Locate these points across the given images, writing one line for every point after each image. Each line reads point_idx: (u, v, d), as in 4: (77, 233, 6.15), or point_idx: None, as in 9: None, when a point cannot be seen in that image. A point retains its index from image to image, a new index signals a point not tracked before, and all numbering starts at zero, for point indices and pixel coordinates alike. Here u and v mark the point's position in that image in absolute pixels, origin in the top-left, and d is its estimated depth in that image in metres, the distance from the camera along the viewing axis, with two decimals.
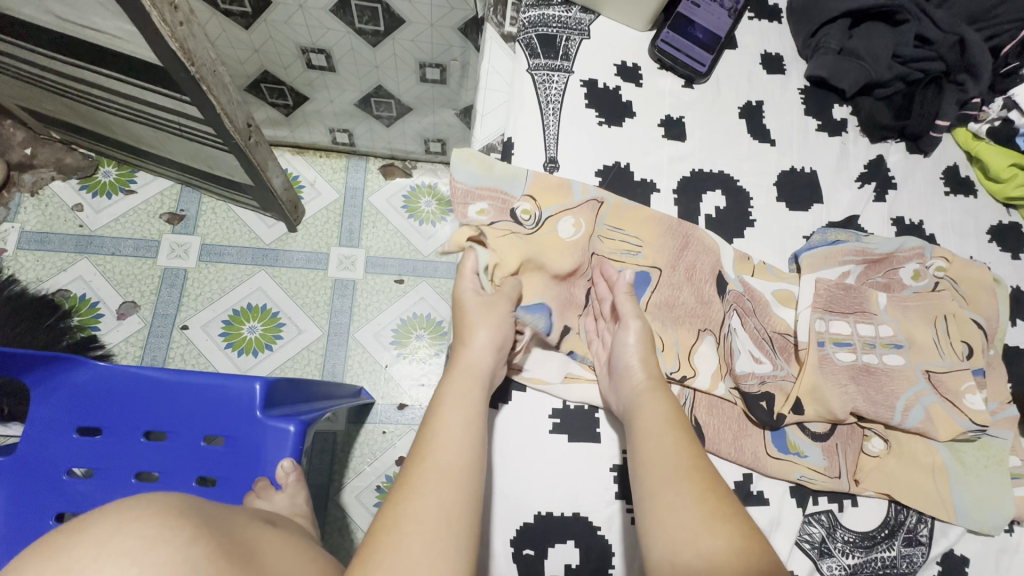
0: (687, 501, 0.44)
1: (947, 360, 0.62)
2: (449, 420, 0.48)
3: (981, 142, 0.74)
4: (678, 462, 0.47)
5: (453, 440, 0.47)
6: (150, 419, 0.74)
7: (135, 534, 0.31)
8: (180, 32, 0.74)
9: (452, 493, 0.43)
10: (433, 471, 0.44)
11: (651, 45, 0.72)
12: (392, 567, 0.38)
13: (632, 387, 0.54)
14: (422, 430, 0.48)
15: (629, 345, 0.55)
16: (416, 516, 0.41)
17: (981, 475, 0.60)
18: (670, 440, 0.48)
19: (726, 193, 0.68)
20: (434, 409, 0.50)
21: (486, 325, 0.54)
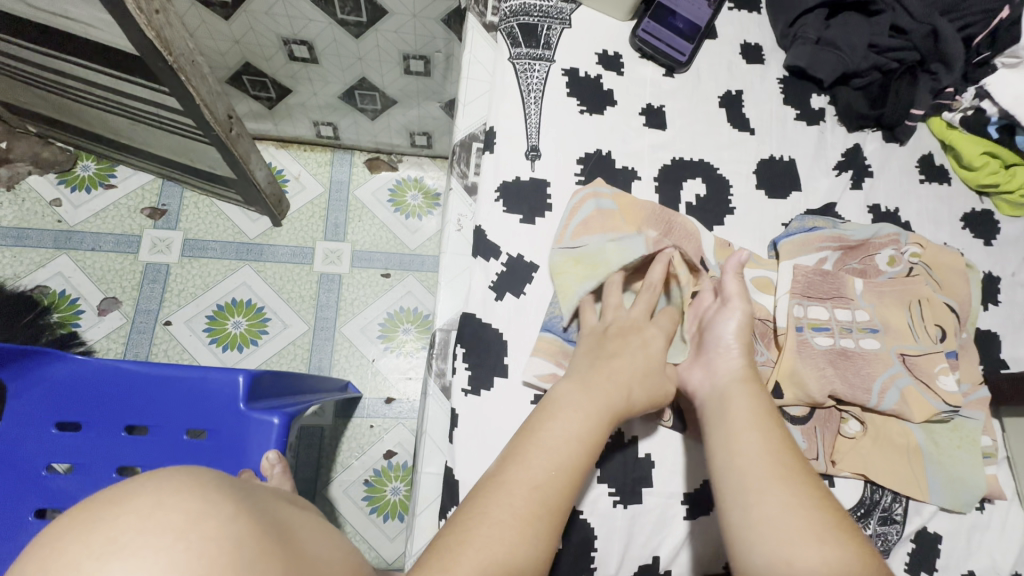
0: (792, 512, 0.42)
1: (921, 344, 0.63)
2: (554, 432, 0.47)
3: (955, 130, 0.75)
4: (779, 468, 0.45)
5: (559, 457, 0.45)
6: (131, 413, 0.73)
7: (178, 508, 0.29)
8: (157, 20, 0.73)
9: (547, 525, 0.42)
10: (537, 498, 0.43)
11: (632, 34, 0.72)
12: None
13: (728, 377, 0.53)
14: (524, 438, 0.46)
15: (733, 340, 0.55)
16: (506, 543, 0.40)
17: (954, 455, 0.61)
18: (768, 441, 0.47)
19: (706, 181, 0.69)
20: (542, 421, 0.48)
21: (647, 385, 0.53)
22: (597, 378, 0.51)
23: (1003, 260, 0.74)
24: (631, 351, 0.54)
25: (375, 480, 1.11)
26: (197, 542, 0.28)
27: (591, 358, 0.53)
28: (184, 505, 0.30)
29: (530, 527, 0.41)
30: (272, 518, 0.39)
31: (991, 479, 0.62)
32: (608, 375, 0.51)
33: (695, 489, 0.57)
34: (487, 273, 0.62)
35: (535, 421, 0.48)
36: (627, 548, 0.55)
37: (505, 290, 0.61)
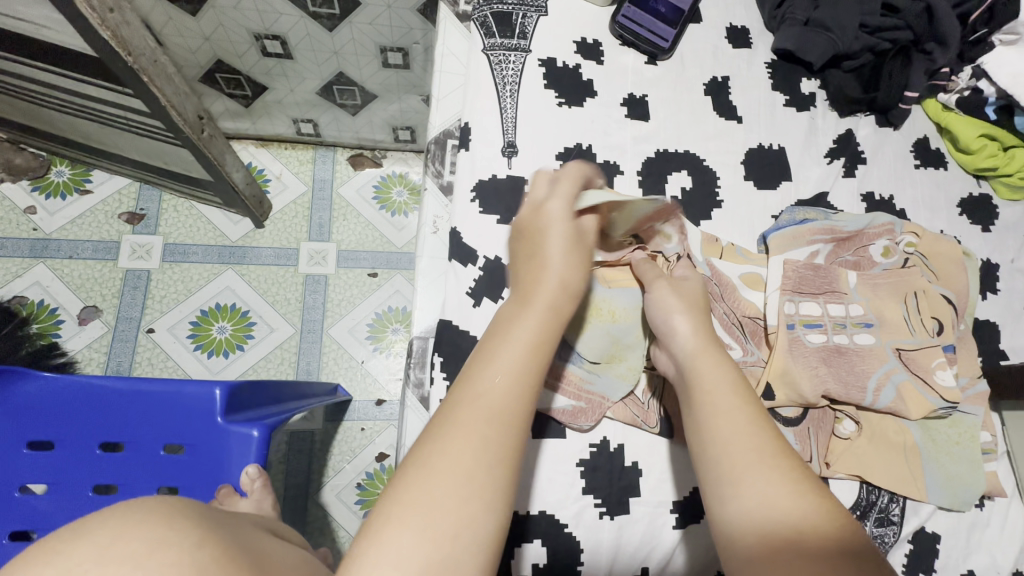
0: (779, 493, 0.38)
1: (917, 338, 0.60)
2: (502, 347, 0.41)
3: (950, 113, 0.72)
4: (765, 448, 0.41)
5: (506, 369, 0.39)
6: (107, 430, 0.71)
7: (139, 536, 0.28)
8: (111, 19, 0.69)
9: (497, 435, 0.37)
10: (483, 407, 0.37)
11: (612, 20, 0.68)
12: (416, 506, 0.34)
13: (695, 337, 0.49)
14: (480, 360, 0.41)
15: (667, 302, 0.52)
16: (452, 457, 0.35)
17: (952, 452, 0.59)
18: (751, 417, 0.43)
19: (692, 173, 0.66)
20: (494, 340, 0.42)
21: (572, 262, 0.46)
22: (529, 281, 0.45)
23: (1002, 246, 0.72)
24: (550, 228, 0.47)
25: (367, 484, 1.09)
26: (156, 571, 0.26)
27: (522, 252, 0.48)
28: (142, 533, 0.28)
29: (477, 437, 0.36)
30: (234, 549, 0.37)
31: (989, 475, 0.60)
32: (544, 266, 0.46)
33: (685, 497, 0.55)
34: (463, 281, 0.59)
35: (485, 341, 0.43)
36: (616, 559, 0.53)
37: (482, 296, 0.59)
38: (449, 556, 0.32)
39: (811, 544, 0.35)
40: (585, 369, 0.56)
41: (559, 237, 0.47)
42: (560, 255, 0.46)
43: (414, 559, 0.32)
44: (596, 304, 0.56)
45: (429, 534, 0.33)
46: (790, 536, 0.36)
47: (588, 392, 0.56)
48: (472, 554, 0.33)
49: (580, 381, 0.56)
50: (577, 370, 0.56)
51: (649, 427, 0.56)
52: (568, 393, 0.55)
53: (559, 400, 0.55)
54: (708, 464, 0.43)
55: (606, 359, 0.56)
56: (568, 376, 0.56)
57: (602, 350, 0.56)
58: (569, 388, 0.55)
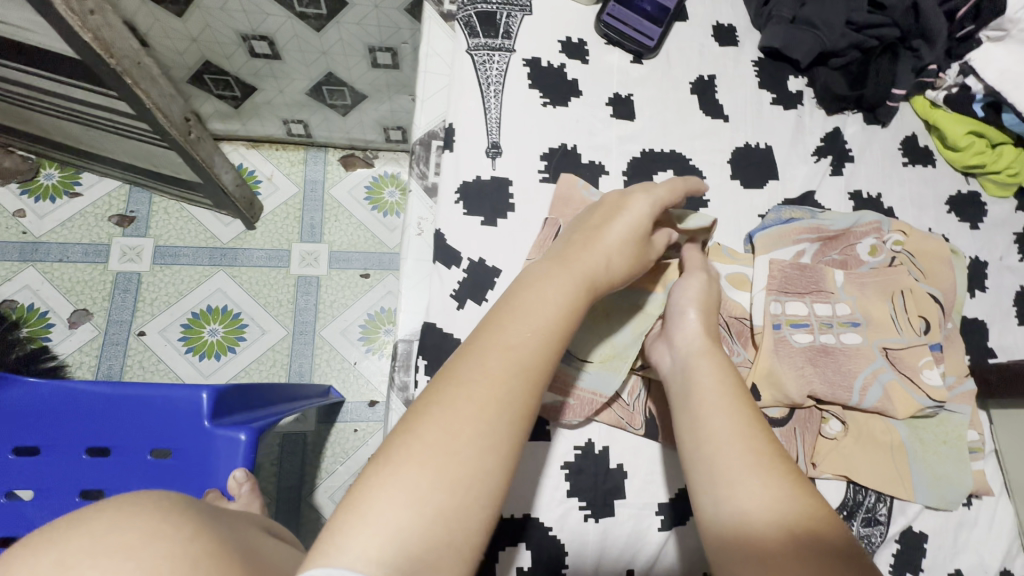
0: (774, 494, 0.38)
1: (904, 336, 0.60)
2: (533, 304, 0.42)
3: (938, 110, 0.72)
4: (763, 451, 0.41)
5: (535, 325, 0.41)
6: (92, 435, 0.71)
7: (132, 529, 0.31)
8: (92, 21, 0.69)
9: (522, 389, 0.38)
10: (512, 359, 0.39)
11: (597, 19, 0.68)
12: (435, 439, 0.35)
13: (699, 334, 0.50)
14: (506, 311, 0.42)
15: (689, 299, 0.52)
16: (478, 400, 0.37)
17: (939, 451, 0.59)
18: (749, 418, 0.43)
19: (678, 173, 0.66)
20: (524, 296, 0.43)
21: (621, 245, 0.48)
22: (574, 250, 0.47)
23: (990, 244, 0.71)
24: (628, 212, 0.50)
25: None
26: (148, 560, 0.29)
27: (583, 226, 0.50)
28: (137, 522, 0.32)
29: (504, 387, 0.38)
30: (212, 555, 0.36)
31: (977, 474, 0.60)
32: (594, 244, 0.47)
33: (670, 498, 0.55)
34: (447, 284, 0.58)
35: (511, 294, 0.44)
36: (601, 561, 0.53)
37: (466, 298, 0.58)
38: (463, 498, 0.34)
39: (802, 549, 0.35)
40: (576, 367, 0.55)
41: (625, 224, 0.49)
42: (616, 242, 0.48)
43: (430, 499, 0.33)
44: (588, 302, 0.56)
45: (445, 479, 0.34)
46: (788, 540, 0.36)
47: (577, 389, 0.55)
48: (483, 501, 0.35)
49: (569, 378, 0.55)
50: (567, 367, 0.55)
51: (634, 429, 0.56)
52: (557, 389, 0.55)
53: (546, 396, 0.54)
54: (703, 466, 0.42)
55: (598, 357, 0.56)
56: (558, 373, 0.55)
57: (594, 348, 0.56)
58: (558, 385, 0.55)
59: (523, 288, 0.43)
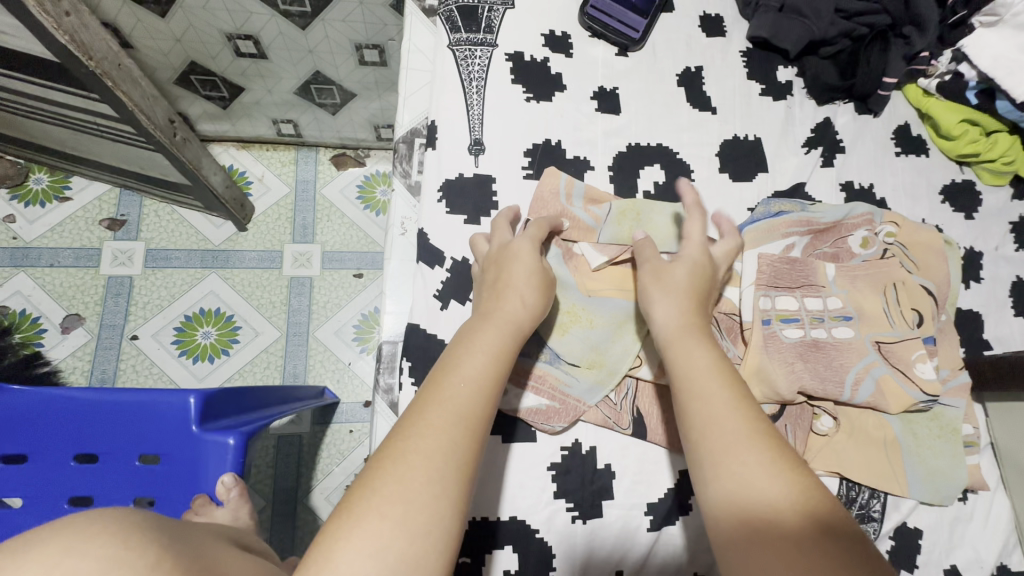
0: (763, 477, 0.37)
1: (897, 330, 0.59)
2: (465, 357, 0.43)
3: (931, 98, 0.71)
4: (748, 432, 0.40)
5: (471, 377, 0.42)
6: (79, 441, 0.70)
7: (91, 556, 0.30)
8: (68, 23, 0.68)
9: (465, 436, 0.39)
10: (451, 408, 0.40)
11: (580, 12, 0.67)
12: (390, 494, 0.35)
13: (676, 321, 0.48)
14: (443, 365, 0.43)
15: (653, 287, 0.51)
16: (424, 450, 0.37)
17: (934, 446, 0.58)
18: (734, 400, 0.42)
19: (665, 167, 0.64)
20: (457, 351, 0.44)
21: (535, 290, 0.50)
22: (491, 300, 0.49)
23: (985, 234, 0.70)
24: (519, 254, 0.51)
25: None
26: None
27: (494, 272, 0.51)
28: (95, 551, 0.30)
29: (447, 435, 0.38)
30: (190, 561, 0.36)
31: (973, 469, 0.59)
32: (511, 291, 0.49)
33: (659, 499, 0.54)
34: (430, 284, 0.58)
35: (449, 351, 0.45)
36: (589, 564, 0.52)
37: (450, 298, 0.57)
38: (423, 544, 0.34)
39: (799, 537, 0.34)
40: (563, 371, 0.55)
41: (525, 266, 0.50)
42: (524, 282, 0.50)
43: (391, 548, 0.33)
44: (571, 309, 0.57)
45: (403, 528, 0.34)
46: (778, 523, 0.35)
47: (563, 393, 0.55)
48: (443, 543, 0.35)
49: (556, 382, 0.55)
50: (553, 371, 0.55)
51: (621, 429, 0.55)
52: (543, 393, 0.54)
53: (532, 399, 0.54)
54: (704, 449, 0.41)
55: (585, 362, 0.56)
56: (545, 377, 0.55)
57: (580, 353, 0.56)
58: (544, 389, 0.55)
59: (454, 345, 0.45)
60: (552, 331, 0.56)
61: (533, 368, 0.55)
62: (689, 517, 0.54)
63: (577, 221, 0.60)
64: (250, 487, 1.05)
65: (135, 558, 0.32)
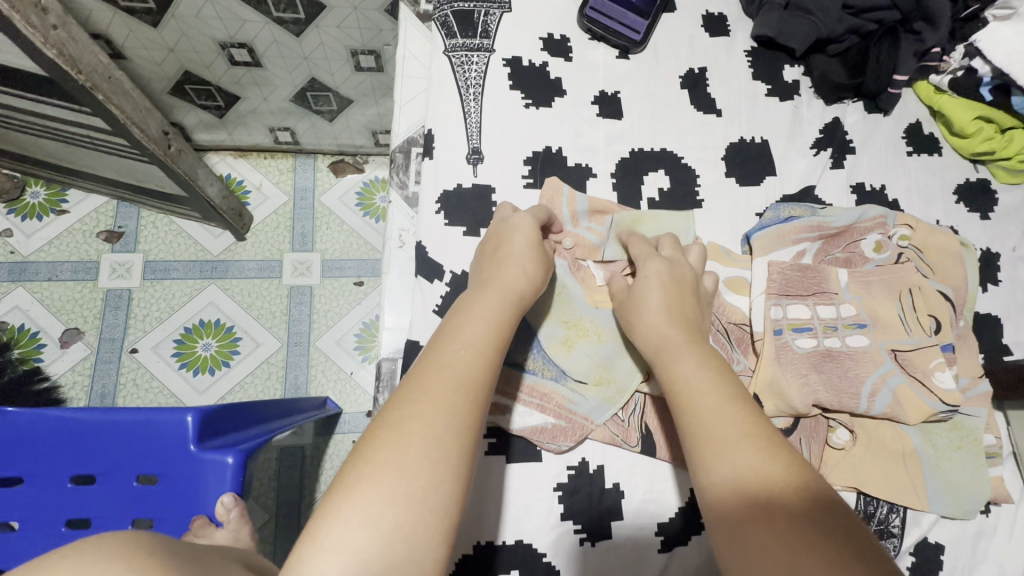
0: (747, 472, 0.38)
1: (914, 337, 0.57)
2: (464, 327, 0.43)
3: (943, 95, 0.69)
4: (735, 429, 0.40)
5: (469, 346, 0.42)
6: (76, 462, 0.68)
7: None
8: (56, 37, 0.66)
9: (464, 403, 0.39)
10: (449, 375, 0.40)
11: (580, 14, 0.65)
12: (386, 461, 0.36)
13: (655, 335, 0.47)
14: (443, 333, 0.43)
15: (649, 280, 0.50)
16: (420, 417, 0.38)
17: (954, 457, 0.56)
18: (724, 397, 0.42)
19: (669, 172, 0.62)
20: (455, 318, 0.44)
21: (534, 260, 0.49)
22: (490, 268, 0.48)
23: (1002, 234, 0.68)
24: (514, 227, 0.51)
25: None
26: None
27: (492, 242, 0.51)
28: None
29: (445, 402, 0.39)
30: None
31: (995, 480, 0.57)
32: (512, 261, 0.48)
33: (670, 518, 0.52)
34: (429, 299, 0.56)
35: (448, 318, 0.45)
36: None
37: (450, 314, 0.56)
38: (420, 511, 0.35)
39: (790, 521, 0.35)
40: (569, 389, 0.54)
41: (523, 236, 0.50)
42: (524, 253, 0.49)
43: (387, 515, 0.34)
44: (578, 323, 0.55)
45: (399, 494, 0.35)
46: (756, 515, 0.36)
47: (569, 412, 0.53)
48: (441, 511, 0.35)
49: (562, 400, 0.53)
50: (559, 389, 0.53)
51: (629, 446, 0.53)
52: (548, 411, 0.53)
53: (536, 418, 0.52)
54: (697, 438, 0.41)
55: (593, 381, 0.54)
56: (550, 395, 0.53)
57: (587, 370, 0.54)
58: (549, 407, 0.53)
59: (453, 313, 0.45)
60: (559, 347, 0.55)
61: (537, 385, 0.53)
62: (701, 536, 0.52)
63: (581, 240, 0.58)
64: (253, 500, 1.04)
65: None
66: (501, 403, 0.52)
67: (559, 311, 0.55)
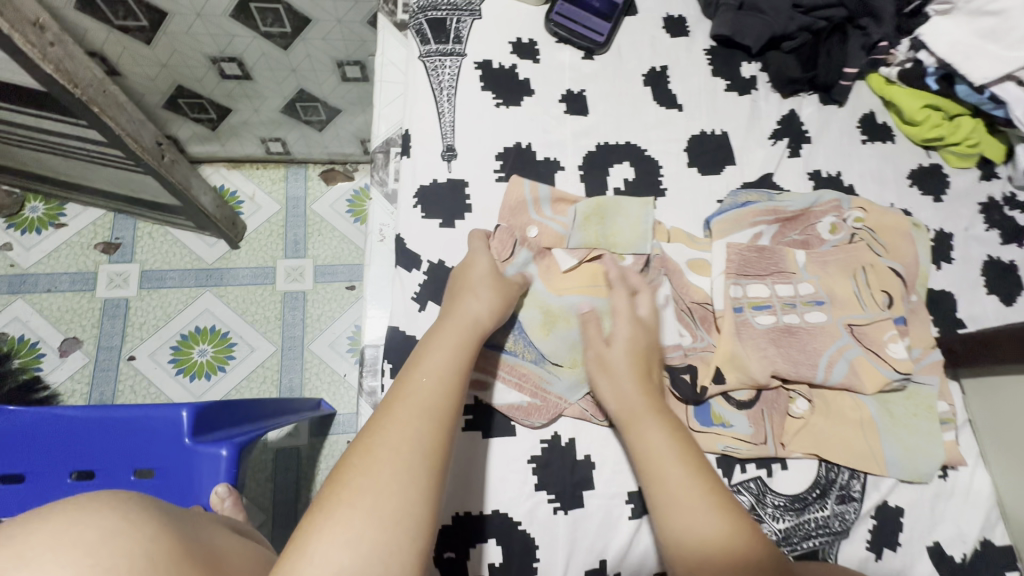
0: (704, 529, 0.43)
1: (869, 312, 0.60)
2: (431, 362, 0.47)
3: (893, 86, 0.73)
4: (686, 488, 0.45)
5: (438, 381, 0.46)
6: (78, 458, 0.71)
7: (92, 527, 0.31)
8: (53, 53, 0.71)
9: (430, 427, 0.43)
10: (417, 404, 0.43)
11: (547, 19, 0.69)
12: (362, 488, 0.38)
13: (625, 399, 0.51)
14: (408, 366, 0.47)
15: (627, 353, 0.53)
16: (393, 445, 0.41)
17: (911, 424, 0.59)
18: (677, 453, 0.47)
19: (634, 164, 0.66)
20: (420, 352, 0.48)
21: (490, 289, 0.54)
22: (450, 305, 0.53)
23: (955, 215, 0.72)
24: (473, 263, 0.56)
25: None
26: (107, 560, 0.30)
27: (455, 277, 0.56)
28: (98, 521, 0.32)
29: (414, 430, 0.42)
30: (195, 543, 0.38)
31: (951, 446, 0.60)
32: (467, 290, 0.53)
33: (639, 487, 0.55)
34: (408, 287, 0.59)
35: (415, 352, 0.49)
36: (571, 555, 0.53)
37: (427, 300, 0.59)
38: (394, 534, 0.37)
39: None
40: (546, 370, 0.57)
41: (480, 267, 0.55)
42: (478, 283, 0.54)
43: (362, 539, 0.36)
44: (549, 309, 0.59)
45: (374, 517, 0.37)
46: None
47: (545, 391, 0.56)
48: (412, 532, 0.37)
49: (539, 380, 0.56)
50: (537, 370, 0.57)
51: (599, 420, 0.56)
52: (525, 390, 0.56)
53: (514, 396, 0.55)
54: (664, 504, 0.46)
55: (568, 362, 0.57)
56: (528, 376, 0.56)
57: (564, 353, 0.57)
58: (527, 387, 0.56)
59: (419, 347, 0.49)
60: (538, 330, 0.58)
61: (515, 365, 0.57)
62: None
63: (547, 229, 0.62)
64: (249, 501, 1.06)
65: (137, 530, 0.33)
66: (478, 380, 0.56)
67: (528, 298, 0.59)
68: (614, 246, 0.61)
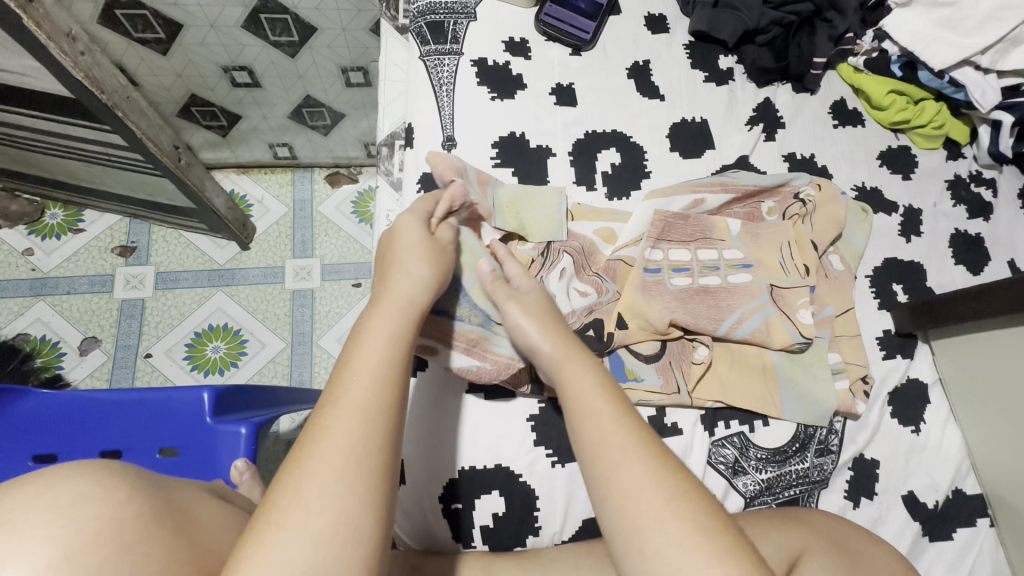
0: (649, 513, 0.40)
1: (790, 277, 0.64)
2: (364, 351, 0.43)
3: (860, 74, 0.78)
4: (626, 466, 0.42)
5: (373, 371, 0.42)
6: (103, 438, 0.72)
7: (71, 487, 0.30)
8: (84, 62, 0.77)
9: (362, 427, 0.39)
10: (347, 405, 0.39)
11: (536, 20, 0.75)
12: (290, 504, 0.35)
13: (550, 354, 0.51)
14: (339, 363, 0.43)
15: (538, 305, 0.55)
16: (320, 453, 0.37)
17: (809, 371, 0.62)
18: (621, 430, 0.44)
19: (620, 149, 0.71)
20: (355, 342, 0.45)
21: (425, 262, 0.51)
22: (385, 288, 0.49)
23: (923, 192, 0.77)
24: (405, 236, 0.53)
25: None
26: (79, 521, 0.29)
27: (387, 249, 0.54)
28: (73, 486, 0.31)
29: (343, 435, 0.38)
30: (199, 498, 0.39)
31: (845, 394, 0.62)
32: (397, 268, 0.51)
33: None
34: None
35: (349, 344, 0.45)
36: (569, 505, 0.57)
37: None
38: (331, 549, 0.34)
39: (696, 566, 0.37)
40: (492, 333, 0.58)
41: (411, 238, 0.53)
42: (411, 258, 0.51)
43: (294, 560, 0.33)
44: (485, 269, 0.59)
45: (304, 536, 0.34)
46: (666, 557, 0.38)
47: (495, 354, 0.58)
48: (354, 541, 0.35)
49: (487, 344, 0.58)
50: (485, 333, 0.58)
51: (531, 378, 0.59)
52: (474, 354, 0.57)
53: (467, 361, 0.57)
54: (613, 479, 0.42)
55: None
56: (476, 340, 0.57)
57: None
58: (475, 351, 0.57)
59: (353, 336, 0.45)
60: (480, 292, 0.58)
61: (464, 330, 0.57)
62: None
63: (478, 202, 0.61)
64: None
65: (114, 491, 0.32)
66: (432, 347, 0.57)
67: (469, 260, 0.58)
68: (527, 236, 0.64)
